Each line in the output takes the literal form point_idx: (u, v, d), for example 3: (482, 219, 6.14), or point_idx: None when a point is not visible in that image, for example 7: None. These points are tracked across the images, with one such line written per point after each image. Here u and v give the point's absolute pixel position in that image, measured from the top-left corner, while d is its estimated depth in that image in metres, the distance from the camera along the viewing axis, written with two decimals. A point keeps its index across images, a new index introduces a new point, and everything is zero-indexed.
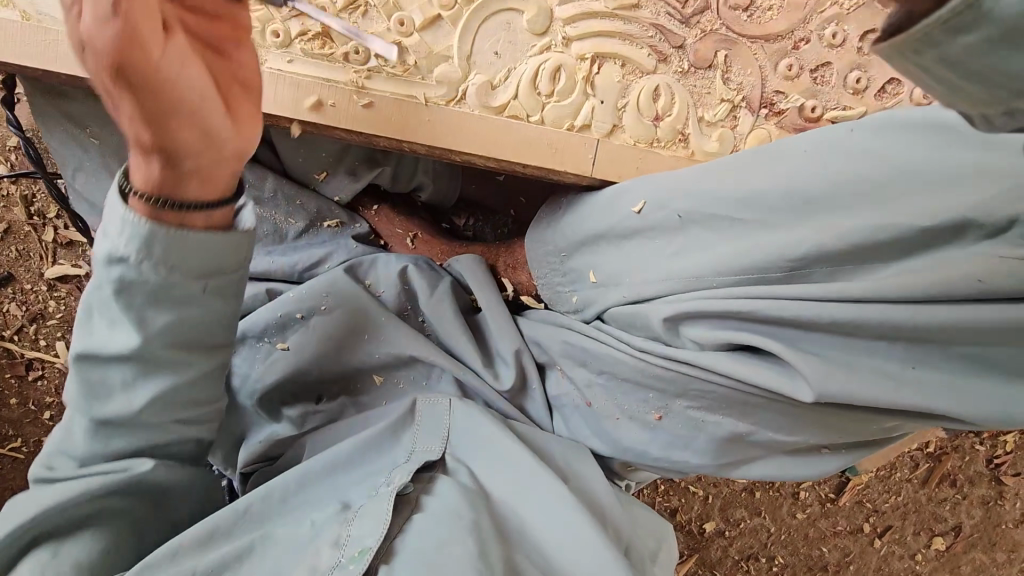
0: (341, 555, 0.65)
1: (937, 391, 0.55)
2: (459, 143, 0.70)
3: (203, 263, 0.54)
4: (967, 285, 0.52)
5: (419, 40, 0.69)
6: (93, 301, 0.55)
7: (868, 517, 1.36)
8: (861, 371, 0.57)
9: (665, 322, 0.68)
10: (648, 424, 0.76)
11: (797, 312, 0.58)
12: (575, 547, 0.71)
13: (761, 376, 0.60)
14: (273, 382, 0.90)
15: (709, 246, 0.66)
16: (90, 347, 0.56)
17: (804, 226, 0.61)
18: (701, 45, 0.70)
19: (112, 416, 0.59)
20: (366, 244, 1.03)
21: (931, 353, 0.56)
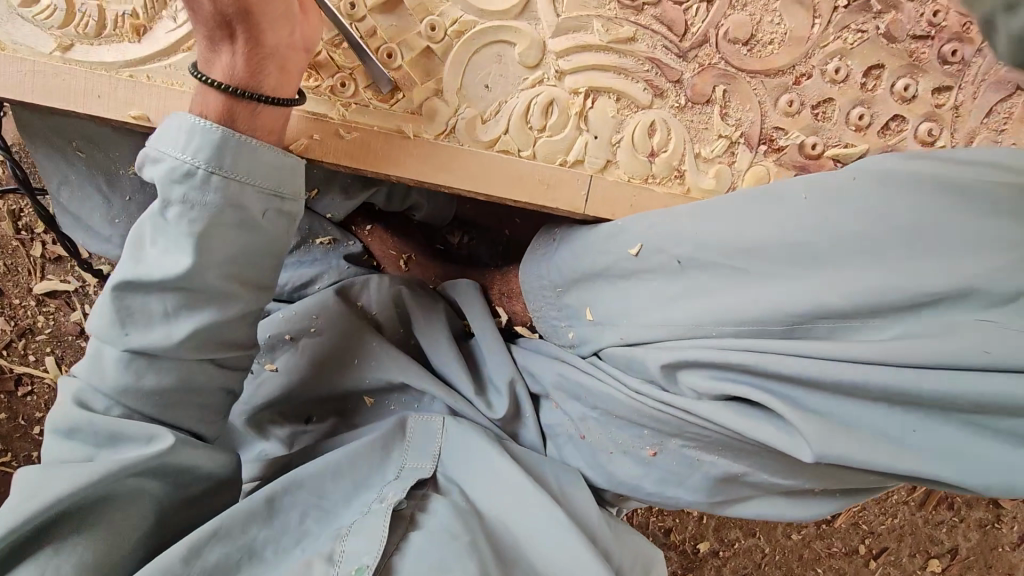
0: (339, 573, 0.64)
1: (939, 458, 0.55)
2: (450, 179, 0.68)
3: (265, 175, 0.60)
4: (975, 357, 0.53)
5: (406, 72, 0.67)
6: (149, 228, 0.58)
7: (863, 538, 1.34)
8: (861, 434, 0.57)
9: (663, 368, 0.66)
10: (642, 460, 0.74)
11: (800, 371, 0.58)
12: (574, 566, 0.70)
13: (762, 432, 0.60)
14: (261, 404, 0.87)
15: (716, 293, 0.65)
16: (142, 276, 0.58)
17: (805, 280, 0.61)
18: (699, 80, 0.68)
19: (149, 347, 0.59)
20: (358, 265, 1.01)
21: (931, 416, 0.56)
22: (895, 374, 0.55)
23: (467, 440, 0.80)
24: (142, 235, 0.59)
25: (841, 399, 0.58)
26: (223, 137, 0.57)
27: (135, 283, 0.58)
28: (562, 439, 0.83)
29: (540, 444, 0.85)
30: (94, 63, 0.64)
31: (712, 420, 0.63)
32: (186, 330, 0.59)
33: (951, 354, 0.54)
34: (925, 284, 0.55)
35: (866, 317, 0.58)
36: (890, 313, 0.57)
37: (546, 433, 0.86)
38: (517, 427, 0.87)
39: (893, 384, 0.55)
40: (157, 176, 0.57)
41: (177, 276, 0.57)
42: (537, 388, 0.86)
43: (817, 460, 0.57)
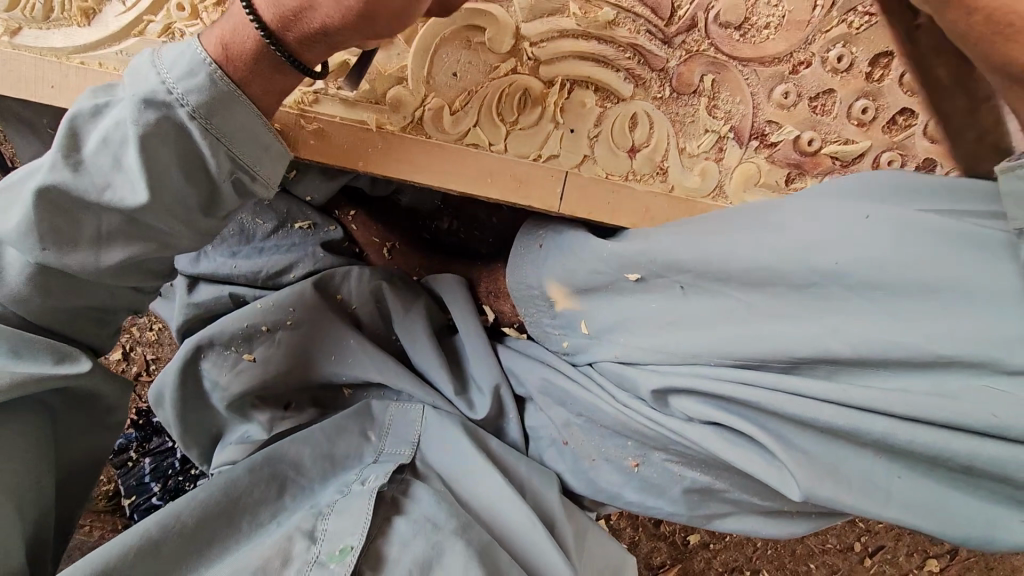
0: (320, 551, 0.65)
1: (924, 506, 0.53)
2: (420, 175, 0.64)
3: (249, 150, 0.53)
4: (980, 420, 0.48)
5: (369, 59, 0.62)
6: (103, 131, 0.50)
7: (859, 536, 1.32)
8: (851, 479, 0.54)
9: (654, 392, 0.64)
10: (624, 470, 0.73)
11: (811, 413, 0.54)
12: (540, 551, 0.71)
13: (750, 463, 0.58)
14: (237, 393, 0.85)
15: (716, 326, 0.61)
16: (78, 184, 0.50)
17: (791, 293, 0.57)
18: (685, 68, 0.63)
19: (71, 267, 0.52)
20: (337, 253, 0.95)
21: (917, 465, 0.53)
22: (892, 427, 0.51)
23: (444, 433, 0.79)
24: (91, 137, 0.51)
25: (827, 441, 0.56)
26: (225, 93, 0.50)
27: (69, 190, 0.50)
28: (545, 443, 0.82)
29: (522, 444, 0.83)
30: (44, 47, 0.61)
31: (703, 447, 0.61)
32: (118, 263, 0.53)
33: (954, 415, 0.49)
34: (920, 319, 0.51)
35: (870, 366, 0.53)
36: (901, 367, 0.52)
37: (528, 435, 0.84)
38: (499, 425, 0.85)
39: (894, 436, 0.51)
40: (138, 89, 0.49)
41: (119, 207, 0.51)
42: (522, 390, 0.85)
43: (806, 498, 0.55)
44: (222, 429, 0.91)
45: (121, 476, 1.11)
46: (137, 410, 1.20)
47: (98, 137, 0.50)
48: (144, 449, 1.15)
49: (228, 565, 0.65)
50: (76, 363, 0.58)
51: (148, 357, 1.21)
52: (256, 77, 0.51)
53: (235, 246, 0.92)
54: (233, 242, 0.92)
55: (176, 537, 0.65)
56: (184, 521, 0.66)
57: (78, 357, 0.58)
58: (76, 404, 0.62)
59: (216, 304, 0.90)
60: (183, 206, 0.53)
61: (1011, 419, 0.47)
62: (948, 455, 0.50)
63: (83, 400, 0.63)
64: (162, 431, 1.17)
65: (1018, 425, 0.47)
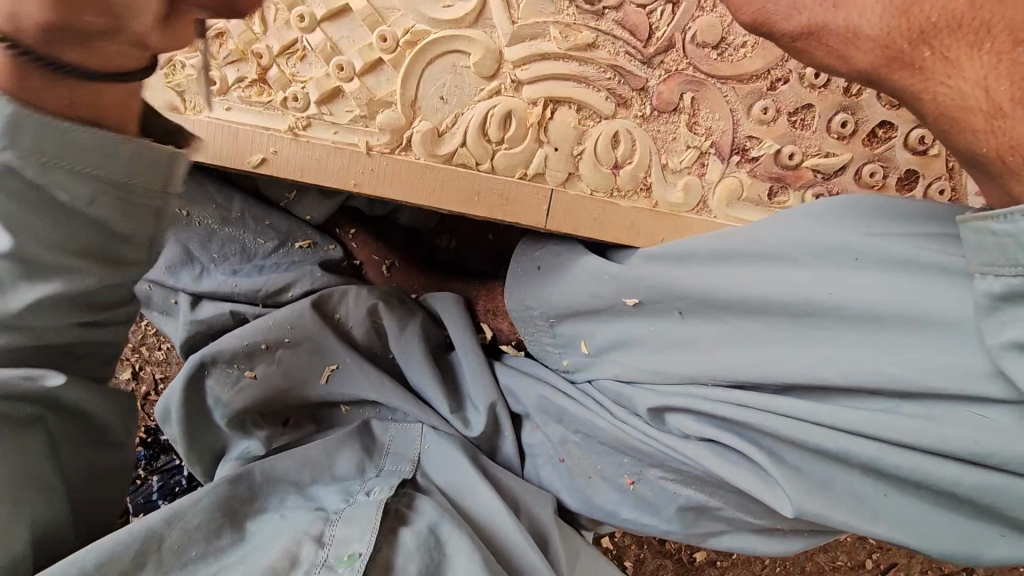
0: (328, 554, 0.65)
1: (915, 525, 0.52)
2: (410, 195, 0.67)
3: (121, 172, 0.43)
4: (962, 446, 0.48)
5: (360, 85, 0.65)
6: None
7: (870, 553, 1.29)
8: (838, 494, 0.54)
9: (650, 411, 0.65)
10: (621, 487, 0.75)
11: (809, 436, 0.54)
12: (537, 558, 0.73)
13: (743, 480, 0.57)
14: (239, 410, 0.88)
15: (714, 348, 0.61)
16: None
17: (776, 319, 0.57)
18: (665, 87, 0.64)
19: None
20: (335, 272, 0.99)
21: (904, 484, 0.52)
22: (881, 451, 0.51)
23: (445, 457, 0.82)
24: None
25: (816, 459, 0.56)
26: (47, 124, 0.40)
27: None
28: (542, 460, 0.83)
29: (517, 462, 0.85)
30: None
31: (696, 465, 0.61)
32: (25, 307, 0.45)
33: (934, 439, 0.49)
34: (898, 341, 0.51)
35: (855, 392, 0.53)
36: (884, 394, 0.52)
37: (524, 453, 0.86)
38: (496, 442, 0.86)
39: (886, 463, 0.51)
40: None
41: None
42: (519, 408, 0.86)
43: (798, 516, 0.54)
44: (224, 446, 0.94)
45: (128, 495, 1.14)
46: (146, 429, 1.23)
47: None
48: (152, 468, 1.19)
49: (236, 562, 0.64)
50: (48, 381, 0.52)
51: (155, 376, 1.24)
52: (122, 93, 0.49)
53: (237, 266, 0.95)
54: (234, 261, 0.96)
55: (161, 556, 0.62)
56: (164, 541, 0.63)
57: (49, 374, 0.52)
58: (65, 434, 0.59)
59: (216, 321, 0.93)
60: (70, 239, 0.44)
61: (992, 446, 0.47)
62: (933, 478, 0.49)
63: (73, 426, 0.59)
64: (169, 449, 1.20)
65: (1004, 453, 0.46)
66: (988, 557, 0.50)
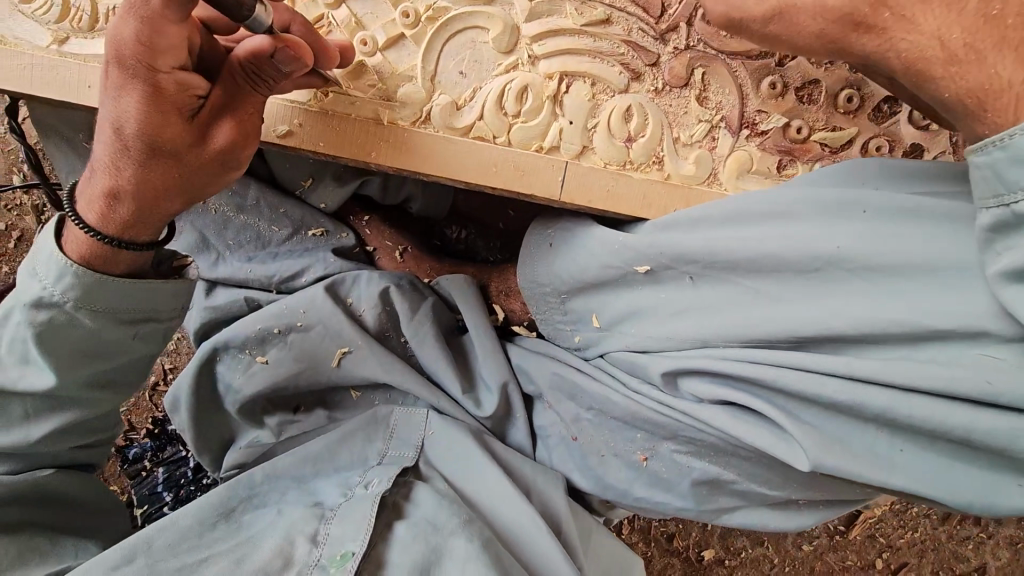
0: (321, 554, 0.70)
1: (924, 476, 0.53)
2: (429, 167, 0.68)
3: (137, 303, 0.65)
4: (975, 385, 0.49)
5: (382, 59, 0.67)
6: (45, 260, 0.62)
7: (880, 552, 1.28)
8: (854, 448, 0.55)
9: (665, 375, 0.66)
10: (633, 465, 0.75)
11: (819, 390, 0.55)
12: (536, 539, 0.76)
13: (760, 439, 0.58)
14: (251, 395, 0.91)
15: (724, 310, 0.62)
16: (33, 299, 0.62)
17: (789, 287, 0.58)
18: (677, 62, 0.67)
19: (25, 382, 0.66)
20: (348, 259, 1.00)
21: (918, 437, 0.54)
22: (892, 400, 0.52)
23: (452, 441, 0.83)
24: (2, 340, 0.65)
25: (834, 417, 0.56)
26: (92, 280, 0.62)
27: (31, 318, 0.63)
28: (554, 441, 0.84)
29: (528, 447, 0.87)
30: (88, 54, 0.67)
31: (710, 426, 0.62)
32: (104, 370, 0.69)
33: (943, 380, 0.50)
34: (907, 296, 0.53)
35: (868, 340, 0.54)
36: (897, 342, 0.53)
37: (535, 435, 0.88)
38: (506, 425, 0.88)
39: (897, 412, 0.52)
40: (25, 296, 0.63)
41: (70, 321, 0.63)
42: (530, 389, 0.88)
43: (813, 470, 0.55)
44: (233, 435, 0.96)
45: (135, 485, 1.14)
46: (152, 420, 1.24)
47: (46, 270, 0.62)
48: (158, 459, 1.19)
49: (227, 550, 0.71)
50: (40, 472, 0.73)
51: (165, 366, 1.25)
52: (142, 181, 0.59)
53: (251, 252, 0.97)
54: (250, 248, 0.97)
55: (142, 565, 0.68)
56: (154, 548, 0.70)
57: (41, 468, 0.73)
58: (54, 507, 0.74)
59: (230, 308, 0.95)
60: (100, 341, 0.66)
61: (1003, 386, 0.49)
62: (947, 427, 0.51)
63: (59, 501, 0.75)
64: (176, 440, 1.20)
65: (1013, 390, 0.48)
66: (1003, 508, 0.51)
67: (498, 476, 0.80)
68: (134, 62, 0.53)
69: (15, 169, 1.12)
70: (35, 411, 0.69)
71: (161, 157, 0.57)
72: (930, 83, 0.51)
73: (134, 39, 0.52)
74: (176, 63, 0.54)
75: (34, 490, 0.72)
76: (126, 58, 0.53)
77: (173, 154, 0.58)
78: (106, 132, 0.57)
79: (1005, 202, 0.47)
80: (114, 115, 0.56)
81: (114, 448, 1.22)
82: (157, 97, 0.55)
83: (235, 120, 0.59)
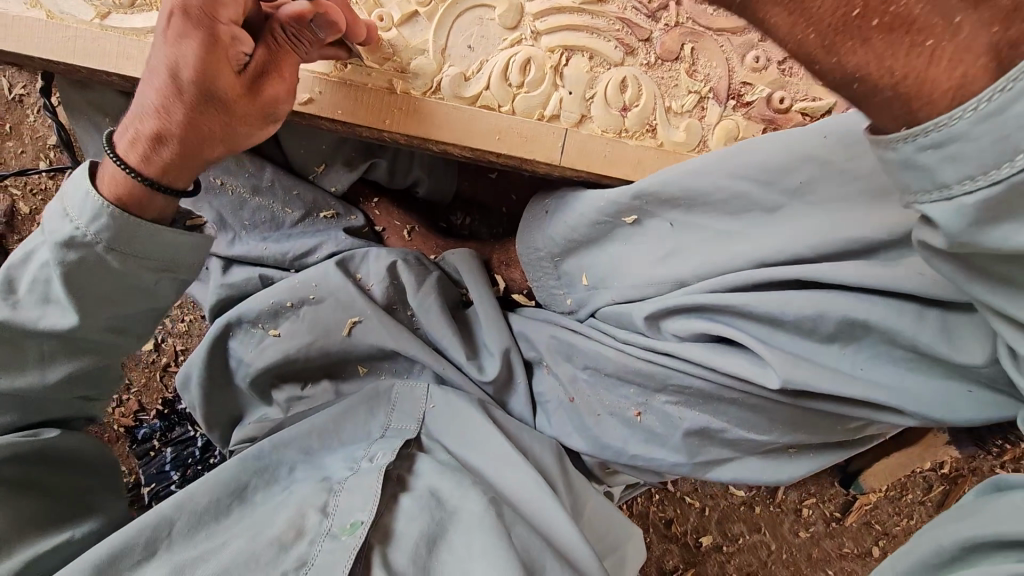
0: (331, 524, 0.70)
1: (883, 385, 0.62)
2: (440, 134, 0.73)
3: (163, 253, 0.64)
4: (911, 277, 0.58)
5: (397, 34, 0.73)
6: (75, 198, 0.61)
7: (877, 540, 1.30)
8: (822, 370, 0.63)
9: (648, 320, 0.73)
10: (627, 421, 0.77)
11: (778, 311, 0.63)
12: (535, 501, 0.78)
13: (733, 365, 0.66)
14: (261, 368, 0.92)
15: (703, 251, 0.69)
16: (64, 241, 0.61)
17: (776, 231, 0.65)
18: (667, 37, 0.73)
19: (46, 324, 0.65)
20: (359, 238, 1.04)
21: (876, 345, 0.62)
22: (853, 309, 0.60)
23: (456, 413, 0.85)
24: (23, 281, 0.65)
25: (804, 339, 0.64)
26: (125, 222, 0.61)
27: (62, 260, 0.62)
28: (553, 406, 0.87)
29: (529, 414, 0.90)
30: (127, 28, 0.74)
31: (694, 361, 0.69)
32: (119, 325, 0.69)
33: (887, 280, 0.59)
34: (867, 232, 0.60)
35: (827, 257, 0.63)
36: (849, 255, 0.62)
37: (535, 401, 0.91)
38: (508, 393, 0.91)
39: (854, 318, 0.60)
40: (57, 235, 0.61)
41: (101, 265, 0.63)
42: (532, 355, 0.91)
43: (784, 386, 0.63)
44: (242, 412, 0.99)
45: (143, 464, 1.16)
46: (162, 401, 1.26)
47: (77, 209, 0.61)
48: (166, 439, 1.21)
49: (244, 530, 0.71)
50: (44, 434, 0.70)
51: (177, 348, 1.29)
52: (188, 120, 0.61)
53: (265, 232, 1.01)
54: (265, 228, 1.01)
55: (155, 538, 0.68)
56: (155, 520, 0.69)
57: (46, 429, 0.71)
58: (56, 466, 0.73)
59: (247, 285, 0.98)
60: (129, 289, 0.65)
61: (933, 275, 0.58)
62: (898, 331, 0.59)
63: (59, 461, 0.73)
64: (184, 421, 1.22)
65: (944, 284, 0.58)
66: (954, 416, 0.61)
67: (503, 444, 0.82)
68: (200, 12, 0.59)
69: (41, 155, 1.17)
70: (51, 354, 0.67)
71: (213, 102, 0.61)
72: (825, 64, 0.41)
73: None
74: (235, 18, 0.61)
75: (39, 451, 0.70)
76: (193, 9, 0.59)
77: (225, 100, 0.62)
78: (160, 77, 0.61)
79: (945, 194, 0.41)
80: (171, 62, 0.60)
81: (124, 429, 1.24)
82: (217, 45, 0.60)
83: (280, 78, 0.66)
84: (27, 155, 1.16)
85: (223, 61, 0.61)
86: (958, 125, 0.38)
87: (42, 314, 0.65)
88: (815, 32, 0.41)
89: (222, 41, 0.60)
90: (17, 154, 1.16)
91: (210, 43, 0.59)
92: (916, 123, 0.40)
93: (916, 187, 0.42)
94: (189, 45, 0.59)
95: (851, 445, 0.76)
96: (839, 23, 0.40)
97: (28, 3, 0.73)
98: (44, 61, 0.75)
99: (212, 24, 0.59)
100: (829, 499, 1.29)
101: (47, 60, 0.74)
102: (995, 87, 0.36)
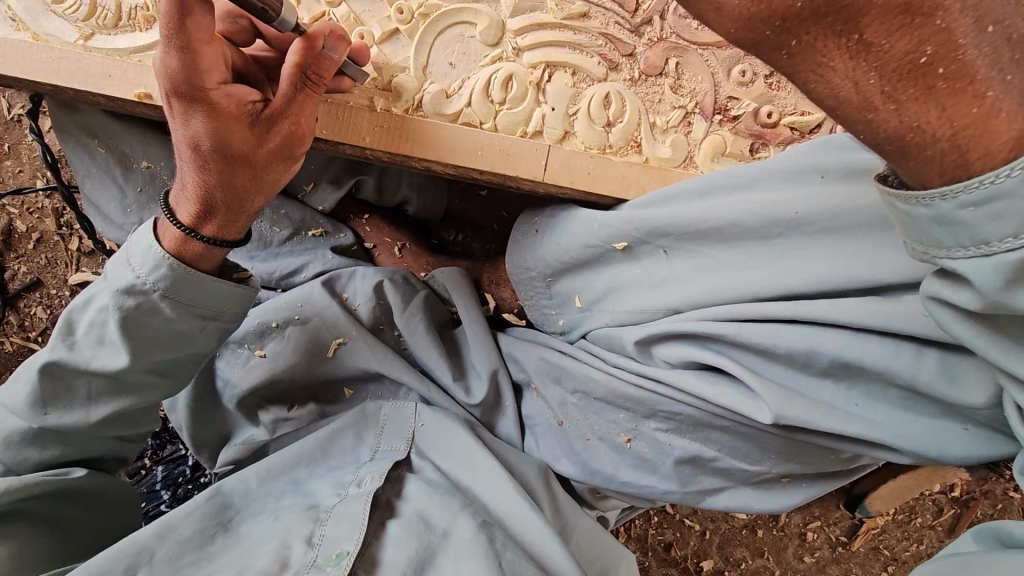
0: (317, 554, 0.67)
1: (880, 425, 0.60)
2: (421, 152, 0.72)
3: (208, 303, 0.67)
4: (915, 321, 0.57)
5: (378, 52, 0.72)
6: (138, 247, 0.64)
7: (885, 566, 1.25)
8: (811, 404, 0.61)
9: (637, 345, 0.71)
10: (617, 447, 0.74)
11: (772, 344, 0.61)
12: (526, 528, 0.75)
13: (728, 398, 0.64)
14: (247, 390, 0.90)
15: (697, 278, 0.67)
16: (122, 287, 0.63)
17: (769, 264, 0.64)
18: (651, 53, 0.72)
19: (97, 366, 0.67)
20: (347, 256, 1.03)
21: (873, 388, 0.61)
22: (843, 347, 0.59)
23: (444, 436, 0.83)
24: (82, 324, 0.68)
25: (798, 373, 0.62)
26: (179, 273, 0.63)
27: (120, 305, 0.64)
28: (540, 428, 0.85)
29: (516, 438, 0.87)
30: (110, 49, 0.74)
31: (684, 389, 0.67)
32: (156, 367, 0.69)
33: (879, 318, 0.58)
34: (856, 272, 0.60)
35: (822, 293, 0.61)
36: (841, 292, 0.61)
37: (524, 426, 0.88)
38: (496, 415, 0.88)
39: (843, 356, 0.59)
40: (117, 282, 0.64)
41: (154, 312, 0.65)
42: (519, 376, 0.89)
43: (776, 421, 0.60)
44: (229, 432, 0.97)
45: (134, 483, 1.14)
46: None
47: (140, 258, 0.64)
48: (158, 457, 1.19)
49: (226, 565, 0.67)
50: (73, 473, 0.71)
51: None
52: (221, 178, 0.62)
53: (254, 251, 1.00)
54: (252, 247, 1.00)
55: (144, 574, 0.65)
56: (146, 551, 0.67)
57: (74, 468, 0.71)
58: (79, 506, 0.72)
59: None
60: (175, 337, 0.67)
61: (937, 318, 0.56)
62: (891, 370, 0.58)
63: (81, 501, 0.72)
64: (176, 439, 1.21)
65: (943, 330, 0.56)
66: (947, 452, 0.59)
67: (492, 468, 0.79)
68: (185, 86, 0.58)
69: (38, 174, 1.18)
70: (97, 394, 0.69)
71: (235, 161, 0.62)
72: (878, 117, 0.41)
73: (179, 65, 0.57)
74: (220, 79, 0.59)
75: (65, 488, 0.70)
76: (177, 84, 0.58)
77: (244, 155, 0.62)
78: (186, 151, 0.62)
79: (932, 257, 0.44)
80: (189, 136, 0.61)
81: None
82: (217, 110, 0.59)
83: (291, 121, 0.62)
84: (25, 174, 1.17)
85: (228, 121, 0.60)
86: (946, 205, 0.40)
87: (93, 356, 0.67)
88: (877, 77, 0.39)
89: (221, 104, 0.59)
90: (16, 173, 1.17)
91: (211, 109, 0.59)
92: (933, 185, 0.41)
93: (911, 238, 0.44)
94: (194, 118, 0.60)
95: (844, 475, 0.73)
96: (904, 69, 0.38)
97: (15, 24, 0.73)
98: (32, 82, 0.75)
99: (200, 93, 0.58)
100: (835, 523, 1.24)
101: (36, 82, 0.74)
102: (992, 173, 0.38)
